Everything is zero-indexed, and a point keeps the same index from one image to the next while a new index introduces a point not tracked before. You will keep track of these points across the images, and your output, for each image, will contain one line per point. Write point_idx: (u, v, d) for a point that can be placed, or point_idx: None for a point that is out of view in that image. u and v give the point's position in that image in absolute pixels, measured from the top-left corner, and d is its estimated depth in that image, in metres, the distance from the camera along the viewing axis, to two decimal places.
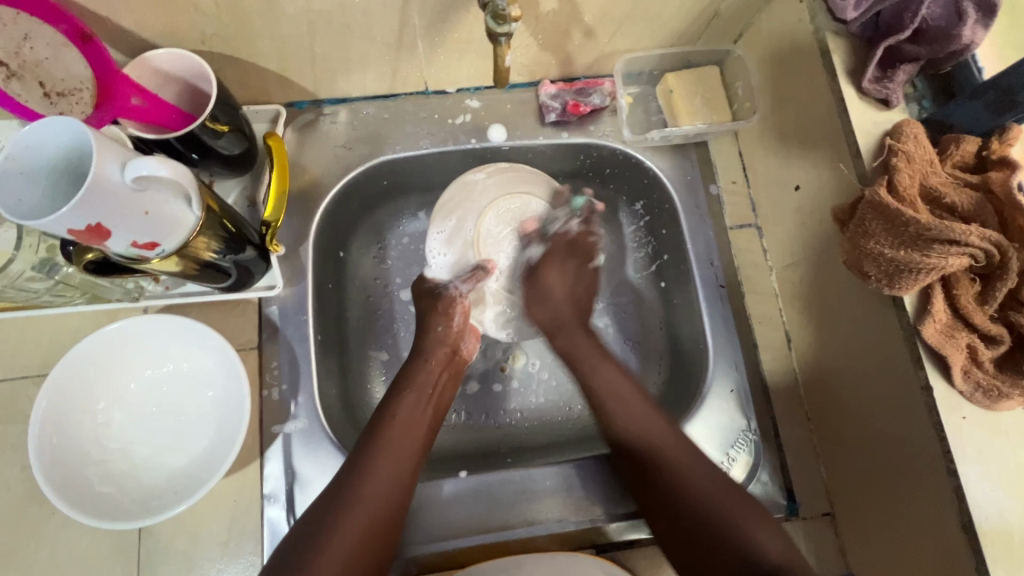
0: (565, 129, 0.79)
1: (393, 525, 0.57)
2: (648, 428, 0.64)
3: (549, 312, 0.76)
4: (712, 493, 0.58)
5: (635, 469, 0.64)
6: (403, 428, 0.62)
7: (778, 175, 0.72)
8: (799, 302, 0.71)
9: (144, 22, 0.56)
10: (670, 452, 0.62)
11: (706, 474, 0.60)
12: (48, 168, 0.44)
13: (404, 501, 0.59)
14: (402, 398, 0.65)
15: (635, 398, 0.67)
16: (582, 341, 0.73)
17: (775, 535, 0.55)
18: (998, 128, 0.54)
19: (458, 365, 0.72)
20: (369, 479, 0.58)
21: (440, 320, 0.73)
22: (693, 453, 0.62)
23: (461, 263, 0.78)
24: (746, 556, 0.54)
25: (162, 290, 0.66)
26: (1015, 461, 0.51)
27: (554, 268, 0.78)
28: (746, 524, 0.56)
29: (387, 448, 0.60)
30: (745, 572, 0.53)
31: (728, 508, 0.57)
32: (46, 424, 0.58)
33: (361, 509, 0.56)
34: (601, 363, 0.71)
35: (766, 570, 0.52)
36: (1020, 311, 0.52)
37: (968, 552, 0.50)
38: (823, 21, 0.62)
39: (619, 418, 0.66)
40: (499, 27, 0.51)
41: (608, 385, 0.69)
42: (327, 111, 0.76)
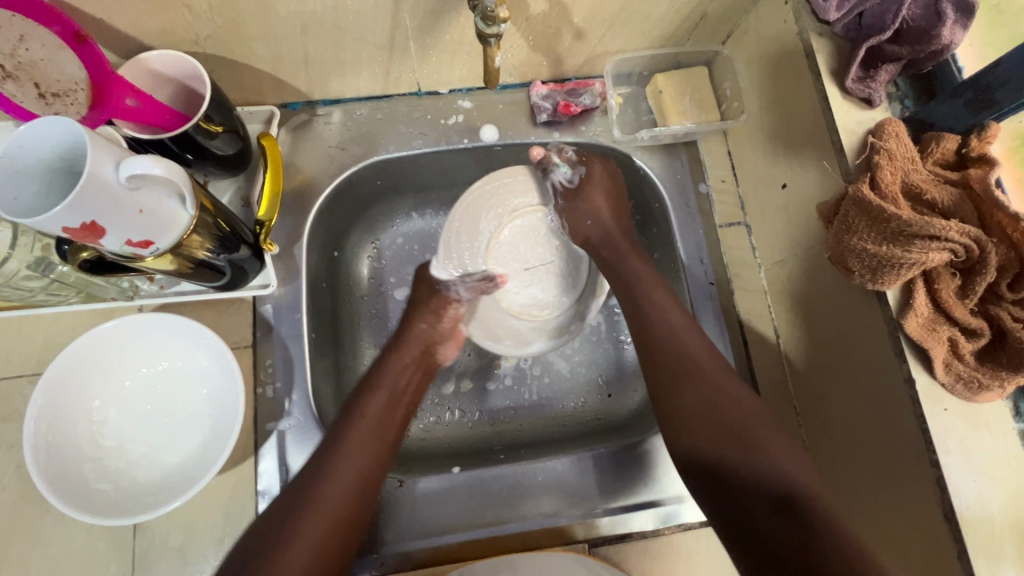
0: (557, 129, 0.80)
1: (354, 519, 0.56)
2: (686, 343, 0.64)
3: (597, 230, 0.77)
4: (742, 412, 0.59)
5: (664, 381, 0.63)
6: (370, 430, 0.61)
7: (766, 174, 0.73)
8: (787, 298, 0.72)
9: (138, 24, 0.57)
10: (706, 373, 0.62)
11: (728, 382, 0.61)
12: (43, 168, 0.45)
13: (363, 504, 0.57)
14: (370, 399, 0.65)
15: (684, 325, 0.66)
16: (625, 259, 0.73)
17: (797, 459, 0.56)
18: (976, 125, 0.55)
19: (429, 363, 0.73)
20: (324, 487, 0.56)
21: (424, 318, 0.75)
22: (720, 367, 0.63)
23: (467, 267, 0.79)
24: (766, 473, 0.54)
25: (156, 289, 0.67)
26: (994, 451, 0.53)
27: (597, 188, 0.78)
28: (770, 448, 0.56)
29: (341, 458, 0.58)
30: (765, 494, 0.53)
31: (752, 423, 0.58)
32: (41, 422, 0.58)
33: (319, 513, 0.54)
34: (658, 291, 0.69)
35: (788, 491, 0.53)
36: (999, 305, 0.53)
37: (950, 542, 0.51)
38: (807, 22, 0.63)
39: (662, 333, 0.65)
40: (488, 28, 0.52)
41: (657, 305, 0.67)
42: (321, 112, 0.77)
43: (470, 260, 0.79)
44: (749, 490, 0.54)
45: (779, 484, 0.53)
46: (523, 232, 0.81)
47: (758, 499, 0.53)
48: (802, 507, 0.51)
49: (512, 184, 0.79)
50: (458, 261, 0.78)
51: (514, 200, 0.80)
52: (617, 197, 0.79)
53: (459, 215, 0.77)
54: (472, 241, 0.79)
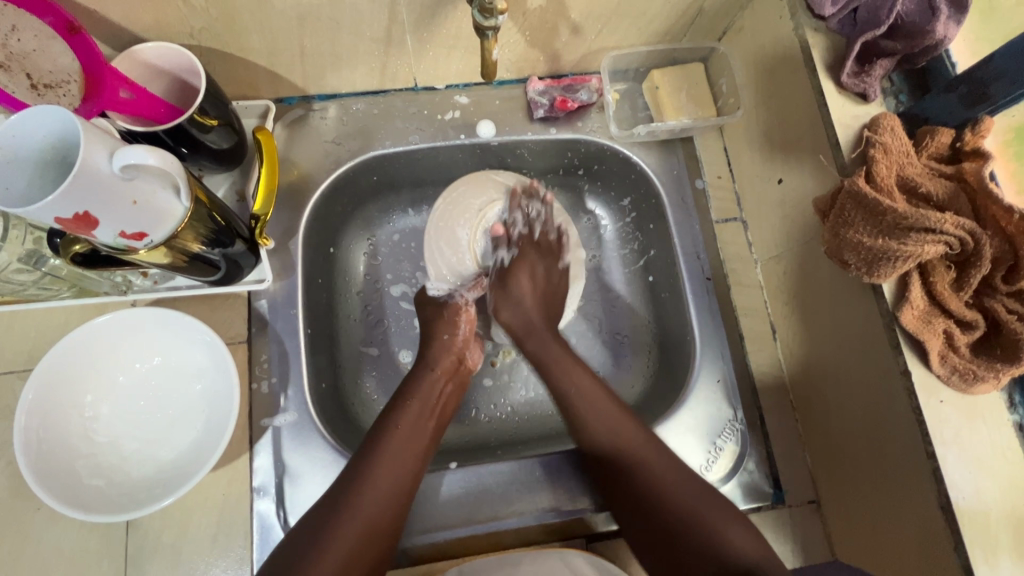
0: (554, 125, 0.80)
1: (388, 528, 0.57)
2: (619, 437, 0.64)
3: (519, 318, 0.74)
4: (687, 497, 0.59)
5: (612, 486, 0.64)
6: (406, 437, 0.62)
7: (762, 170, 0.73)
8: (784, 293, 0.72)
9: (131, 15, 0.56)
10: (646, 455, 0.63)
11: (663, 463, 0.62)
12: (35, 158, 0.44)
13: (399, 517, 0.58)
14: (401, 411, 0.64)
15: (614, 412, 0.66)
16: (545, 346, 0.72)
17: (747, 533, 0.57)
18: (971, 119, 0.55)
19: (463, 374, 0.72)
20: (356, 501, 0.57)
21: (447, 328, 0.73)
22: (655, 446, 0.64)
23: (460, 273, 0.76)
24: (717, 550, 0.55)
25: (150, 284, 0.66)
26: (990, 441, 0.53)
27: (526, 268, 0.76)
28: (716, 524, 0.57)
29: (378, 468, 0.59)
30: (719, 572, 0.54)
31: (701, 506, 0.59)
32: (33, 417, 0.57)
33: (354, 518, 0.56)
34: (576, 368, 0.70)
35: (739, 567, 0.53)
36: (993, 297, 0.54)
37: (948, 534, 0.51)
38: (803, 18, 0.64)
39: (595, 429, 0.65)
40: (486, 21, 0.52)
41: (584, 391, 0.67)
42: (317, 107, 0.76)
43: (460, 265, 0.77)
44: (700, 571, 0.55)
45: (731, 566, 0.54)
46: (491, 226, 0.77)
47: (707, 575, 0.55)
48: None
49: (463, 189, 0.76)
50: (451, 271, 0.76)
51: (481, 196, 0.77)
52: (549, 288, 0.77)
53: (437, 220, 0.76)
54: (457, 248, 0.76)
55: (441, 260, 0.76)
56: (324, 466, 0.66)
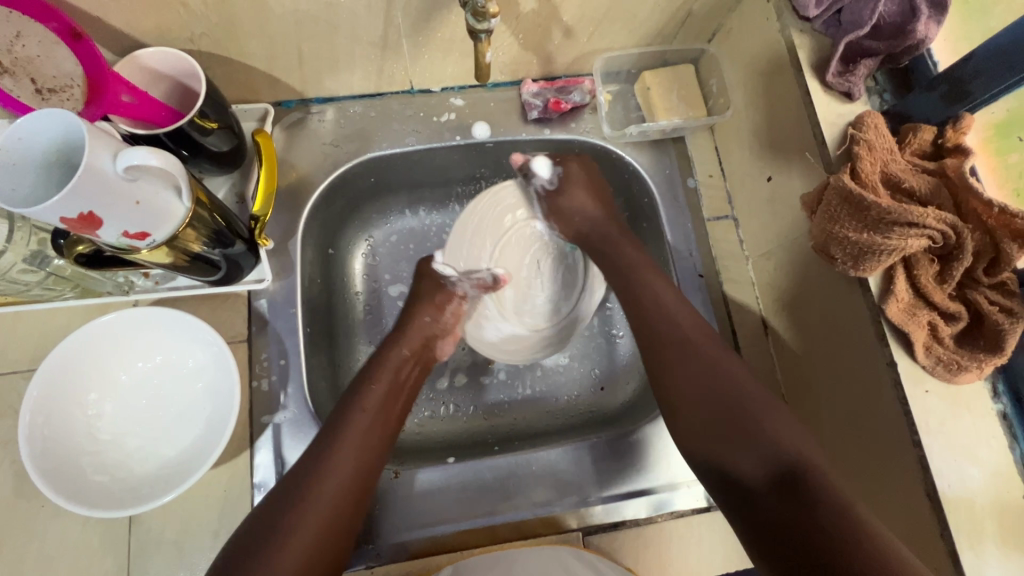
0: (547, 126, 0.81)
1: (353, 509, 0.57)
2: (666, 305, 0.66)
3: (586, 221, 0.77)
4: (745, 389, 0.58)
5: (655, 366, 0.63)
6: (367, 427, 0.61)
7: (752, 168, 0.75)
8: (775, 289, 0.73)
9: (133, 22, 0.58)
10: (693, 360, 0.61)
11: (723, 360, 0.61)
12: (40, 160, 0.46)
13: (362, 496, 0.58)
14: (369, 392, 0.64)
15: (665, 292, 0.67)
16: (621, 246, 0.73)
17: (804, 436, 0.55)
18: (951, 116, 0.57)
19: (429, 356, 0.73)
20: (317, 487, 0.55)
21: (429, 310, 0.74)
22: (715, 343, 0.63)
23: (472, 268, 0.78)
24: (766, 445, 0.54)
25: (151, 285, 0.68)
26: (975, 430, 0.54)
27: (580, 185, 0.78)
28: (770, 418, 0.56)
29: (339, 450, 0.58)
30: (767, 468, 0.53)
31: (761, 402, 0.57)
32: (37, 415, 0.58)
33: (317, 504, 0.54)
34: (647, 271, 0.69)
35: (786, 463, 0.52)
36: (976, 289, 0.55)
37: (934, 522, 0.52)
38: (789, 19, 0.65)
39: (647, 310, 0.66)
40: (479, 24, 0.53)
41: (630, 263, 0.71)
42: (315, 110, 0.78)
43: (473, 258, 0.79)
44: (750, 474, 0.54)
45: (776, 457, 0.53)
46: (520, 242, 0.82)
47: (759, 476, 0.53)
48: (801, 480, 0.51)
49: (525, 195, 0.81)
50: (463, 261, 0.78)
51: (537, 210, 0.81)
52: (602, 195, 0.78)
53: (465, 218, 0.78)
54: (477, 242, 0.79)
55: (462, 247, 0.78)
56: None
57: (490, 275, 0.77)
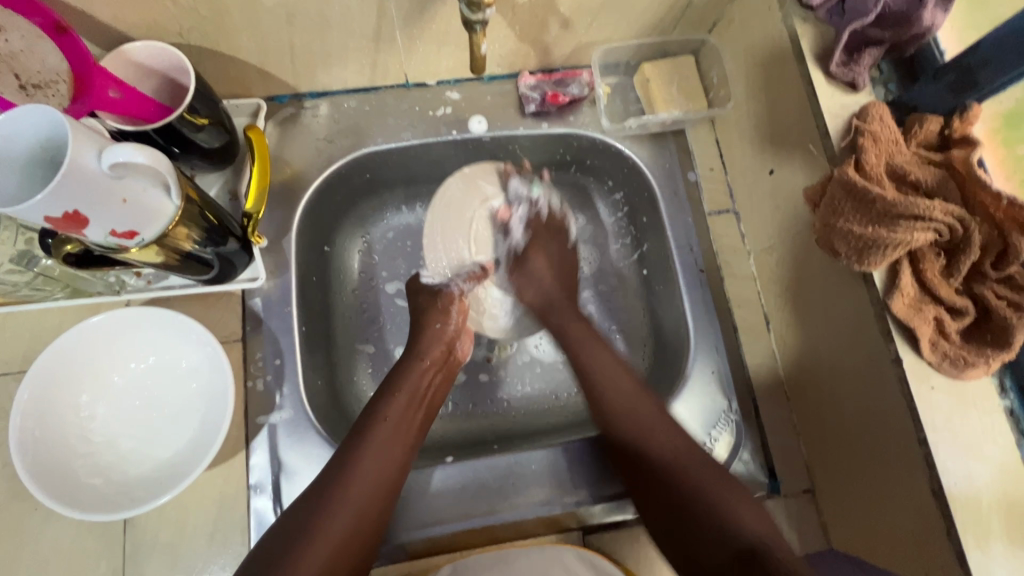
0: (545, 120, 0.80)
1: (376, 519, 0.57)
2: (627, 396, 0.66)
3: (539, 291, 0.76)
4: (694, 475, 0.59)
5: (613, 410, 0.66)
6: (390, 436, 0.61)
7: (754, 161, 0.73)
8: (777, 284, 0.72)
9: (120, 15, 0.56)
10: (644, 422, 0.64)
11: (676, 442, 0.62)
12: (23, 158, 0.44)
13: (384, 508, 0.58)
14: (390, 402, 0.64)
15: (621, 373, 0.68)
16: (571, 318, 0.74)
17: (757, 514, 0.55)
18: (959, 107, 0.55)
19: (452, 365, 0.72)
20: (339, 498, 0.56)
21: (438, 317, 0.73)
22: (669, 423, 0.64)
23: (456, 263, 0.77)
24: (726, 530, 0.54)
25: (144, 284, 0.66)
26: (982, 427, 0.53)
27: (542, 252, 0.79)
28: (727, 502, 0.56)
29: (361, 464, 0.58)
30: (726, 547, 0.53)
31: (708, 485, 0.58)
32: (28, 417, 0.57)
33: (343, 513, 0.55)
34: (597, 346, 0.71)
35: (742, 546, 0.52)
36: (983, 284, 0.54)
37: (940, 521, 0.51)
38: (792, 8, 0.64)
39: (605, 389, 0.67)
40: (474, 15, 0.52)
41: (600, 363, 0.69)
42: (308, 105, 0.76)
43: (456, 252, 0.77)
44: (712, 550, 0.54)
45: (735, 542, 0.53)
46: (498, 217, 0.79)
47: (721, 555, 0.53)
48: (759, 554, 0.51)
49: (472, 173, 0.77)
50: (445, 259, 0.77)
51: (490, 180, 0.78)
52: (564, 266, 0.79)
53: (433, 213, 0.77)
54: (450, 236, 0.77)
55: (437, 250, 0.77)
56: (320, 463, 0.66)
57: (475, 265, 0.78)
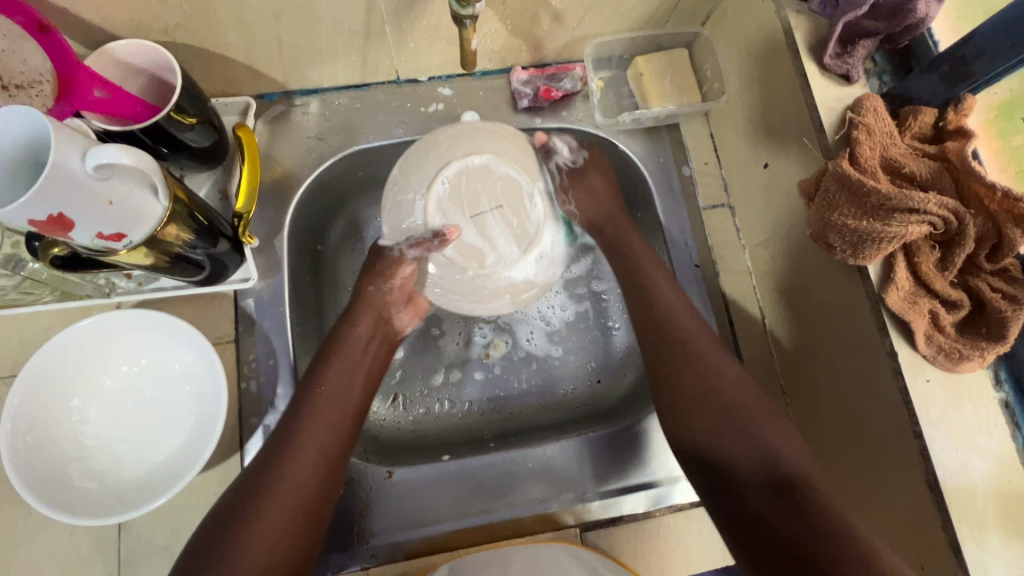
0: (538, 115, 0.79)
1: (319, 495, 0.56)
2: (679, 320, 0.66)
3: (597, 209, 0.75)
4: (743, 401, 0.60)
5: (664, 359, 0.65)
6: (325, 404, 0.61)
7: (748, 155, 0.73)
8: (772, 278, 0.72)
9: (104, 14, 0.55)
10: (699, 355, 0.64)
11: (727, 370, 0.63)
12: (6, 161, 0.44)
13: (328, 483, 0.57)
14: (324, 369, 0.63)
15: (677, 301, 0.68)
16: (628, 236, 0.73)
17: (796, 447, 0.57)
18: (954, 99, 0.55)
19: (389, 330, 0.71)
20: (282, 468, 0.55)
21: (373, 279, 0.70)
22: (721, 352, 0.64)
23: (408, 229, 0.65)
24: (768, 457, 0.56)
25: (135, 286, 0.66)
26: (976, 419, 0.53)
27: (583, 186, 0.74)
28: (761, 430, 0.58)
29: (301, 435, 0.58)
30: (767, 474, 0.55)
31: (752, 404, 0.60)
32: (18, 423, 0.57)
33: (280, 486, 0.54)
34: (661, 278, 0.69)
35: (779, 476, 0.54)
36: (978, 276, 0.54)
37: (936, 513, 0.51)
38: (786, 0, 0.63)
39: (655, 319, 0.67)
40: (463, 10, 0.51)
41: (664, 291, 0.68)
42: (299, 102, 0.75)
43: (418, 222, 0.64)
44: (746, 480, 0.56)
45: (773, 470, 0.55)
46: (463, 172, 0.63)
47: (754, 484, 0.55)
48: (800, 492, 0.53)
49: (411, 155, 0.65)
50: (404, 232, 0.65)
51: (405, 196, 0.64)
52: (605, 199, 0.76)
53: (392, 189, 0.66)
54: (410, 212, 0.64)
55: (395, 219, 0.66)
56: None
57: (431, 230, 0.63)
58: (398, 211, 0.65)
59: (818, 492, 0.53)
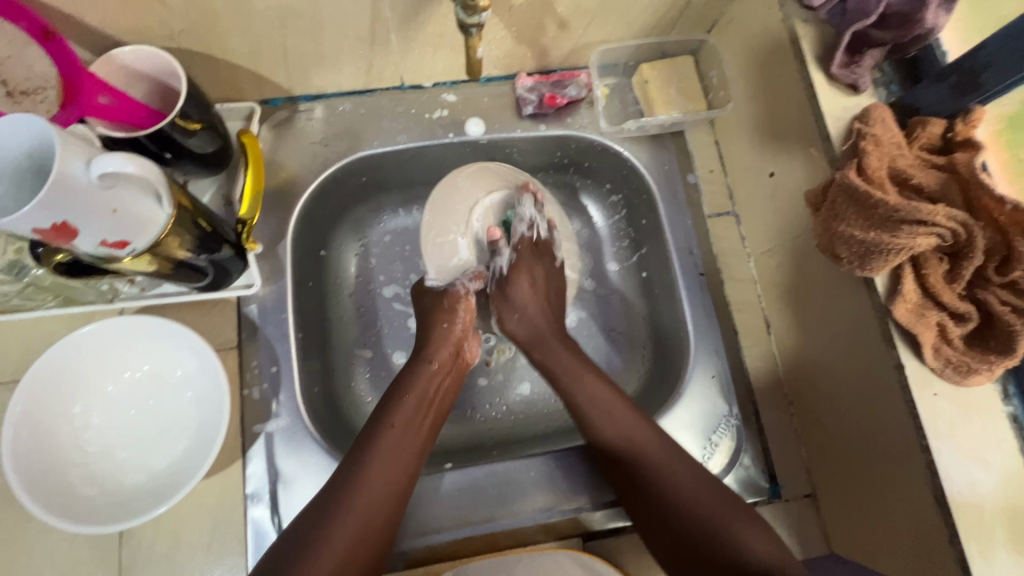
0: (543, 122, 0.79)
1: (386, 531, 0.57)
2: (631, 435, 0.63)
3: (526, 326, 0.72)
4: (701, 502, 0.58)
5: (622, 473, 0.63)
6: (396, 443, 0.60)
7: (754, 163, 0.73)
8: (778, 288, 0.71)
9: (109, 20, 0.55)
10: (663, 469, 0.61)
11: (682, 475, 0.60)
12: (9, 169, 0.44)
13: (393, 519, 0.57)
14: (395, 411, 0.63)
15: (619, 406, 0.65)
16: (555, 352, 0.70)
17: (765, 539, 0.55)
18: (962, 109, 0.55)
19: (461, 367, 0.71)
20: (348, 503, 0.56)
21: (444, 317, 0.71)
22: (675, 454, 0.62)
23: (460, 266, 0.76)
24: (737, 557, 0.53)
25: (138, 292, 0.66)
26: (985, 433, 0.53)
27: (525, 277, 0.74)
28: (738, 528, 0.55)
29: (370, 471, 0.58)
30: (741, 572, 0.52)
31: (712, 510, 0.57)
32: (21, 429, 0.57)
33: (346, 525, 0.54)
34: (586, 372, 0.68)
35: (756, 570, 0.51)
36: (987, 288, 0.53)
37: (944, 529, 0.51)
38: (792, 9, 0.63)
39: (603, 424, 0.65)
40: (469, 18, 0.51)
41: (593, 396, 0.66)
42: (303, 108, 0.75)
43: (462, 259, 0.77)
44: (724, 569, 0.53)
45: (750, 569, 0.52)
46: (490, 212, 0.78)
47: None
48: None
49: (439, 197, 0.76)
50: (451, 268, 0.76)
51: (446, 237, 0.76)
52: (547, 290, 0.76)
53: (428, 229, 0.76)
54: (452, 246, 0.76)
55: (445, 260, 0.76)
56: (317, 471, 0.66)
57: (479, 266, 0.76)
58: (439, 254, 0.76)
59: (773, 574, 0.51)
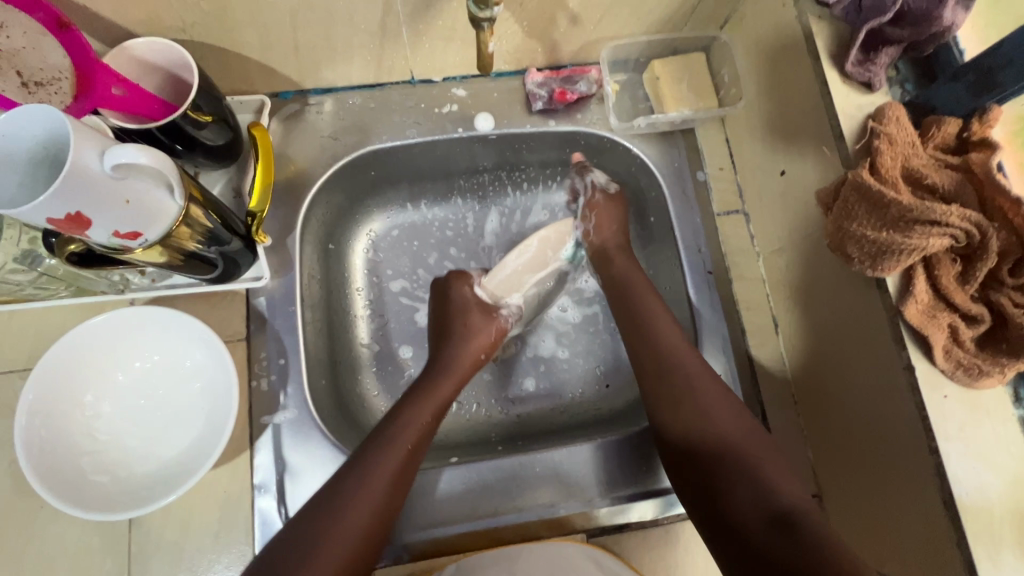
0: (552, 118, 0.79)
1: (391, 505, 0.57)
2: (675, 352, 0.66)
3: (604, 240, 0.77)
4: (736, 432, 0.58)
5: (661, 395, 0.63)
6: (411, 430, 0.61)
7: (765, 162, 0.72)
8: (786, 287, 0.71)
9: (122, 11, 0.55)
10: (698, 388, 0.62)
11: (724, 409, 0.60)
12: (24, 160, 0.44)
13: (397, 497, 0.57)
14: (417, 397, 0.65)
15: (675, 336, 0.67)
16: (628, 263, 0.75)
17: (792, 482, 0.54)
18: (977, 109, 0.54)
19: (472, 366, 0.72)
20: (358, 490, 0.55)
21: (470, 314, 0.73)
22: (715, 387, 0.62)
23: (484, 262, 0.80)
24: (764, 488, 0.53)
25: (148, 283, 0.66)
26: (995, 436, 0.52)
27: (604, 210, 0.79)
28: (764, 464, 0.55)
29: (382, 455, 0.58)
30: (761, 508, 0.51)
31: (746, 444, 0.57)
32: (34, 416, 0.58)
33: (361, 508, 0.54)
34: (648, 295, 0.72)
35: (778, 506, 0.51)
36: (1000, 290, 0.53)
37: (951, 531, 0.51)
38: (807, 6, 0.62)
39: (660, 347, 0.66)
40: (481, 12, 0.51)
41: (651, 312, 0.69)
42: (313, 101, 0.75)
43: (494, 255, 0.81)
44: (743, 503, 0.52)
45: (771, 500, 0.51)
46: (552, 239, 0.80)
47: (746, 515, 0.52)
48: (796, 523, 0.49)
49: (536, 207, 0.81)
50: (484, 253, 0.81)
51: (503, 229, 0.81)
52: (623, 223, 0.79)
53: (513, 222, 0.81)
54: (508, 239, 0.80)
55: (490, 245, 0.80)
56: (323, 461, 0.66)
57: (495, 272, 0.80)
58: None
59: (814, 523, 0.49)
